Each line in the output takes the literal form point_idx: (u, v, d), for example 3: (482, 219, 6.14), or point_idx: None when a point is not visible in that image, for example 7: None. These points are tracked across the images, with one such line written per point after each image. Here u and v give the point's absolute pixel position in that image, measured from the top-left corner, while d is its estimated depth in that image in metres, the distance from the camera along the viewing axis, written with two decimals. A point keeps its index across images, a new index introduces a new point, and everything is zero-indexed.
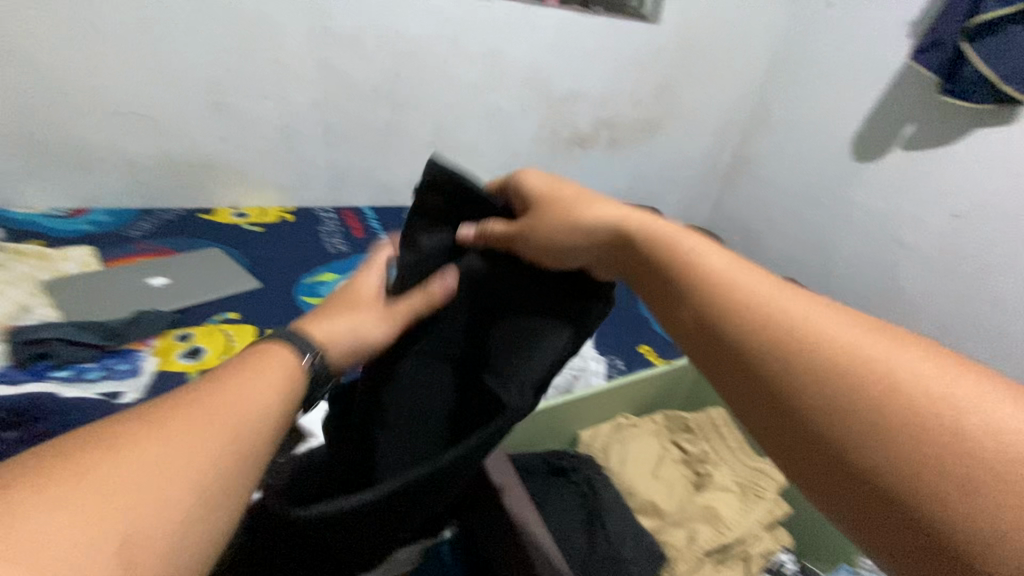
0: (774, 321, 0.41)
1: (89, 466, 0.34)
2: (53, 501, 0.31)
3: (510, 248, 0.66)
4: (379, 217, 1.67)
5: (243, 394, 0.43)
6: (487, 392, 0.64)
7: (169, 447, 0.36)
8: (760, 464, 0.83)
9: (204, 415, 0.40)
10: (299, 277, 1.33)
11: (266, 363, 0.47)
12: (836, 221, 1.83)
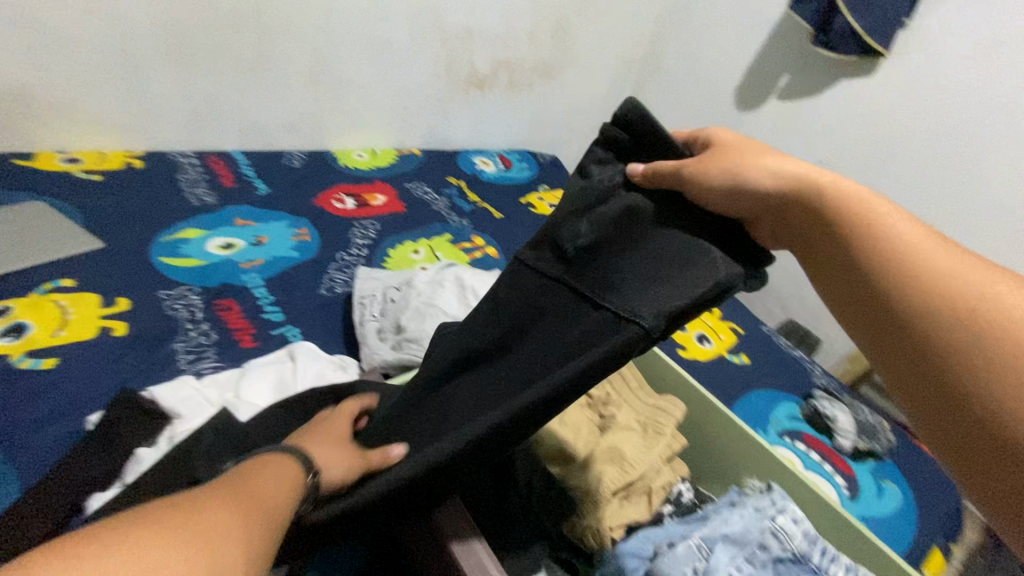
0: (895, 250, 0.47)
1: (155, 525, 0.35)
2: (121, 574, 0.31)
3: (631, 204, 0.58)
4: (253, 163, 1.46)
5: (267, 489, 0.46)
6: (564, 340, 0.55)
7: (220, 518, 0.39)
8: (659, 401, 0.83)
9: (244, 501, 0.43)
10: (154, 234, 1.14)
11: (285, 466, 0.51)
12: None
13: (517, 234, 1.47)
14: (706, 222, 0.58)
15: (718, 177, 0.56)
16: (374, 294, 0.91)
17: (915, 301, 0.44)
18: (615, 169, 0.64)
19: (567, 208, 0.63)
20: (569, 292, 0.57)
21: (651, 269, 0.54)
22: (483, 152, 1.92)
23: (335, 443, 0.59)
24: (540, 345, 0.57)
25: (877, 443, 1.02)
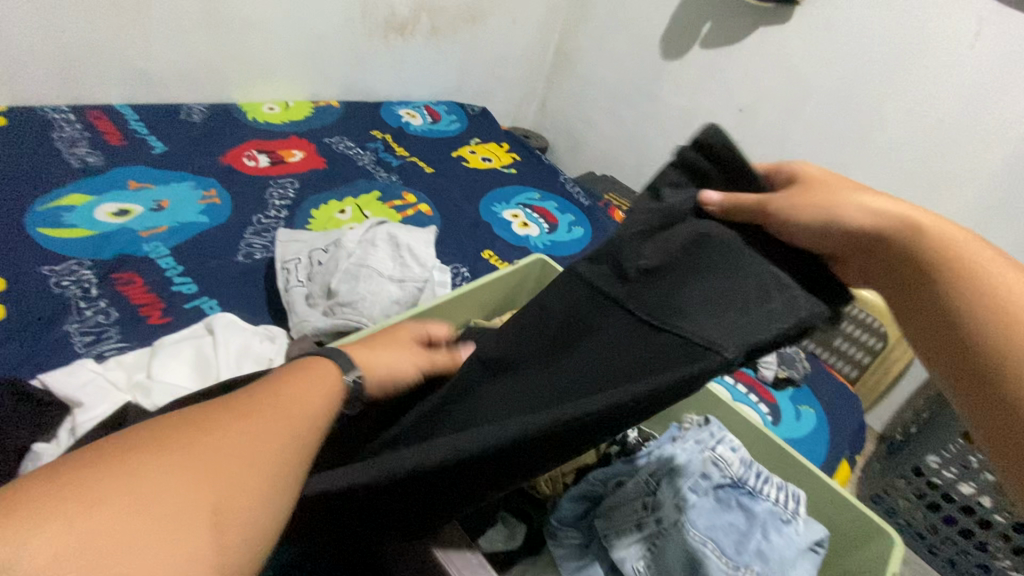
0: (956, 262, 0.46)
1: (132, 460, 0.34)
2: (105, 504, 0.31)
3: (704, 229, 0.49)
4: (143, 118, 1.29)
5: (309, 402, 0.45)
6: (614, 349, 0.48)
7: (231, 449, 0.38)
8: None
9: (264, 416, 0.41)
10: (27, 202, 0.98)
11: (318, 377, 0.48)
12: (648, 117, 1.91)
13: (451, 190, 1.42)
14: (791, 260, 0.50)
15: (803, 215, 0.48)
16: (299, 257, 0.85)
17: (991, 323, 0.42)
18: (692, 192, 0.53)
19: (632, 225, 0.52)
20: (624, 313, 0.48)
21: (715, 293, 0.46)
22: (409, 103, 1.81)
23: (395, 343, 0.60)
24: (586, 358, 0.49)
25: (796, 371, 1.10)
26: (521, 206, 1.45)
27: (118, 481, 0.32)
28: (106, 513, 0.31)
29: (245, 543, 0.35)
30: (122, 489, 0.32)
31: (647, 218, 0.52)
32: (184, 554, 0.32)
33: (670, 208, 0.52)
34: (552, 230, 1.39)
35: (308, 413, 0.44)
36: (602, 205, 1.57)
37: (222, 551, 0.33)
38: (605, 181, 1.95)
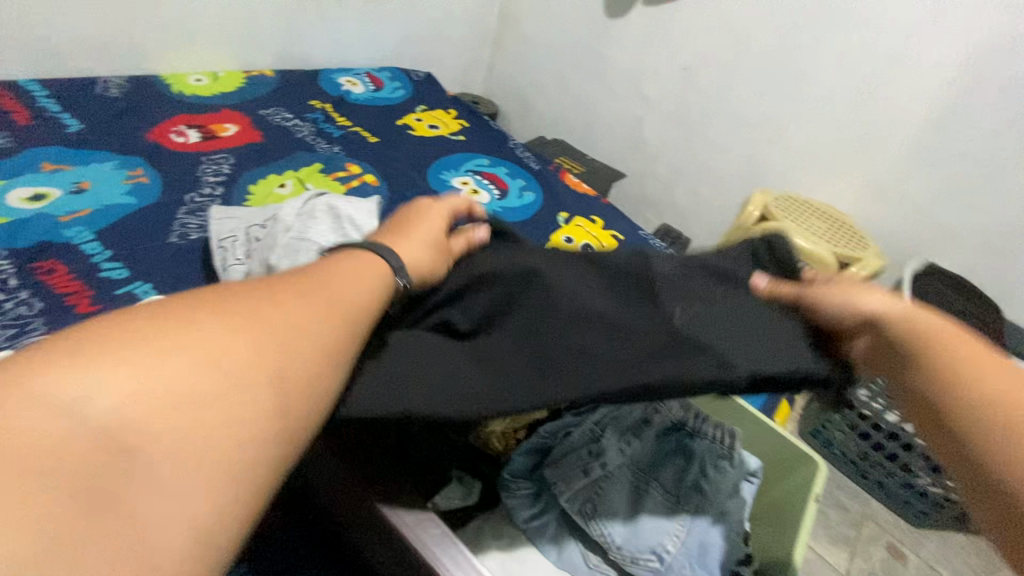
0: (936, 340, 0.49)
1: (154, 339, 0.36)
2: (116, 373, 0.33)
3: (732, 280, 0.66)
4: (53, 94, 1.18)
5: (341, 304, 0.46)
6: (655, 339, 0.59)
7: (254, 342, 0.39)
8: None
9: (294, 316, 0.42)
10: None
11: (345, 272, 0.50)
12: (595, 78, 1.89)
13: (397, 159, 1.38)
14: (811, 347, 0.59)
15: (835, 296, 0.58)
16: (235, 235, 0.82)
17: (987, 424, 0.41)
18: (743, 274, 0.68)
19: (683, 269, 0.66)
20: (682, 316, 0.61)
21: (747, 326, 0.60)
22: (349, 71, 1.73)
23: (425, 234, 0.62)
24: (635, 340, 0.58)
25: None
26: (471, 173, 1.44)
27: (145, 357, 0.34)
28: (121, 380, 0.33)
29: (228, 470, 0.34)
30: (111, 377, 0.33)
31: (704, 263, 0.68)
32: (185, 434, 0.33)
33: (734, 271, 0.67)
34: (502, 197, 1.39)
35: (349, 305, 0.47)
36: (553, 169, 1.57)
37: (226, 452, 0.34)
38: (555, 145, 1.94)
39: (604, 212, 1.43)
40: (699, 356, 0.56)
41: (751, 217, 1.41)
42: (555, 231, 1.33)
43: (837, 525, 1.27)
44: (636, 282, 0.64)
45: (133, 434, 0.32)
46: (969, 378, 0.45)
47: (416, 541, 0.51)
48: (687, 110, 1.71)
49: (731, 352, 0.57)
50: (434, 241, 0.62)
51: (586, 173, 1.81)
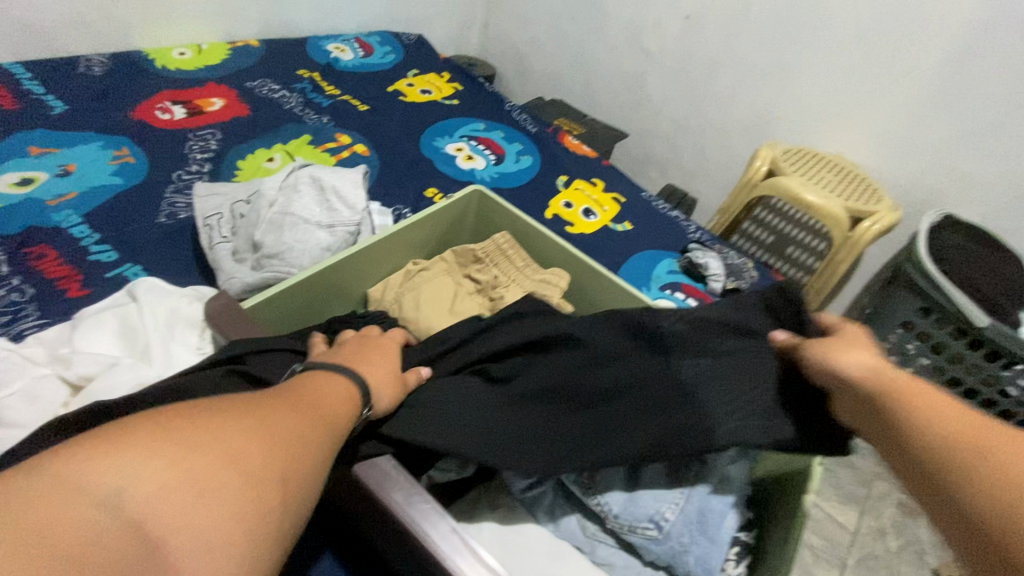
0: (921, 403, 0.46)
1: (162, 441, 0.35)
2: (119, 475, 0.32)
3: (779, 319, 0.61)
4: (34, 75, 1.16)
5: (327, 411, 0.46)
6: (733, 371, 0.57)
7: (255, 447, 0.38)
8: (545, 274, 0.79)
9: (286, 421, 0.42)
10: None
11: (326, 391, 0.48)
12: (594, 33, 1.80)
13: (388, 128, 1.34)
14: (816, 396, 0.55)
15: (820, 356, 0.53)
16: (220, 211, 0.80)
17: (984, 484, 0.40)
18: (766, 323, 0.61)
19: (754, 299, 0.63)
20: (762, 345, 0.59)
21: (752, 377, 0.56)
22: (336, 37, 1.67)
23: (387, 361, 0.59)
24: (718, 376, 0.57)
25: (744, 281, 1.11)
26: (465, 139, 1.39)
27: (162, 454, 0.34)
28: (124, 476, 0.32)
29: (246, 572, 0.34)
30: (140, 479, 0.32)
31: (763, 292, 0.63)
32: (198, 536, 0.33)
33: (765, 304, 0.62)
34: (498, 162, 1.34)
35: (335, 414, 0.47)
36: (551, 130, 1.51)
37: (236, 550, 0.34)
38: (554, 105, 1.87)
39: (605, 174, 1.38)
40: (687, 410, 0.55)
41: (760, 172, 1.35)
42: (554, 195, 1.29)
43: (846, 483, 1.27)
44: (708, 312, 0.61)
45: (148, 526, 0.31)
46: (977, 442, 0.42)
47: (404, 515, 0.50)
48: (690, 63, 1.63)
49: (720, 409, 0.54)
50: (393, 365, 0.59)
51: (587, 134, 1.75)
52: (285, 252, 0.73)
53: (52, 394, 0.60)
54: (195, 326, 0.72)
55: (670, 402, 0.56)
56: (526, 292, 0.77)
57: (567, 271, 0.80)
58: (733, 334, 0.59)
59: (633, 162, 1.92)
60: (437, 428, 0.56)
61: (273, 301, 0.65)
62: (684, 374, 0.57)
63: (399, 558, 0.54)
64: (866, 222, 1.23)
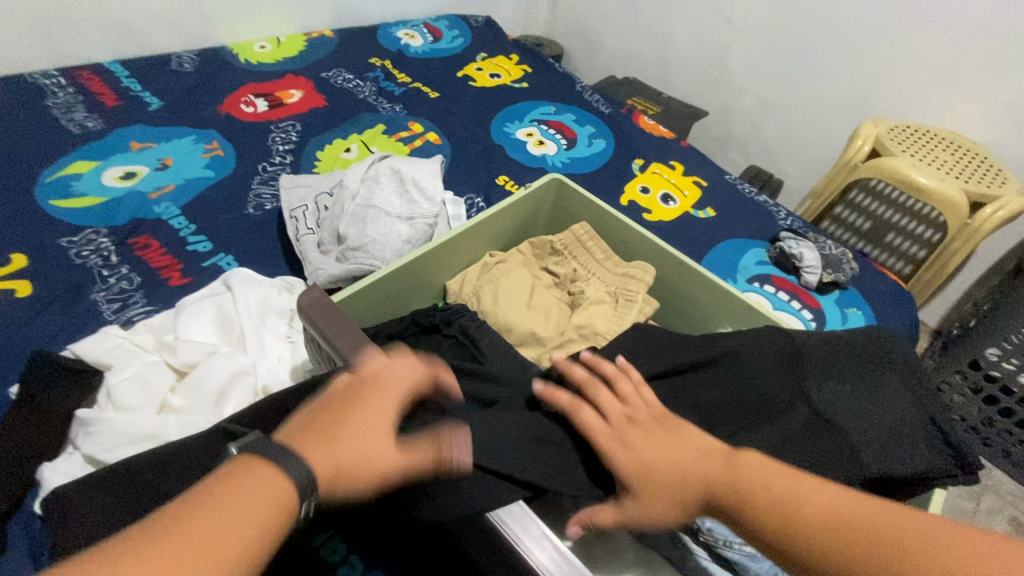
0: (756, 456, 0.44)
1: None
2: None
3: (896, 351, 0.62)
4: (134, 74, 1.23)
5: (252, 506, 0.34)
6: (872, 404, 0.56)
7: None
8: (628, 267, 0.74)
9: (180, 545, 0.31)
10: (34, 173, 0.97)
11: (251, 488, 0.34)
12: (670, 6, 1.70)
13: (459, 114, 1.33)
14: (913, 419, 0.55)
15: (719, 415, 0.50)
16: (305, 203, 0.82)
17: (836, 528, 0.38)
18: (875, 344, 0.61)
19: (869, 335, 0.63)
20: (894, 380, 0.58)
21: (879, 409, 0.56)
22: (406, 23, 1.67)
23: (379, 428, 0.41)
24: (860, 405, 0.56)
25: (842, 274, 1.02)
26: (535, 123, 1.36)
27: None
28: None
29: None
30: None
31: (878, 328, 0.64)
32: None
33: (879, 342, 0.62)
34: (570, 146, 1.30)
35: (262, 518, 0.34)
36: (625, 111, 1.44)
37: None
38: (626, 84, 1.79)
39: (683, 156, 1.31)
40: (838, 442, 0.53)
41: (862, 152, 1.22)
42: (629, 180, 1.23)
43: (951, 497, 1.15)
44: (840, 344, 0.61)
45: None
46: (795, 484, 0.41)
47: (492, 518, 0.48)
48: (779, 33, 1.50)
49: (862, 439, 0.53)
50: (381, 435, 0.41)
51: (661, 113, 1.66)
52: (365, 245, 0.73)
53: (161, 380, 0.64)
54: (283, 315, 0.75)
55: (821, 438, 0.54)
56: (607, 286, 0.72)
57: (651, 264, 0.74)
58: (860, 366, 0.59)
59: (710, 142, 1.81)
60: (555, 462, 0.50)
61: (358, 295, 0.66)
62: (822, 402, 0.56)
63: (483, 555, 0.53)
64: (987, 209, 1.09)
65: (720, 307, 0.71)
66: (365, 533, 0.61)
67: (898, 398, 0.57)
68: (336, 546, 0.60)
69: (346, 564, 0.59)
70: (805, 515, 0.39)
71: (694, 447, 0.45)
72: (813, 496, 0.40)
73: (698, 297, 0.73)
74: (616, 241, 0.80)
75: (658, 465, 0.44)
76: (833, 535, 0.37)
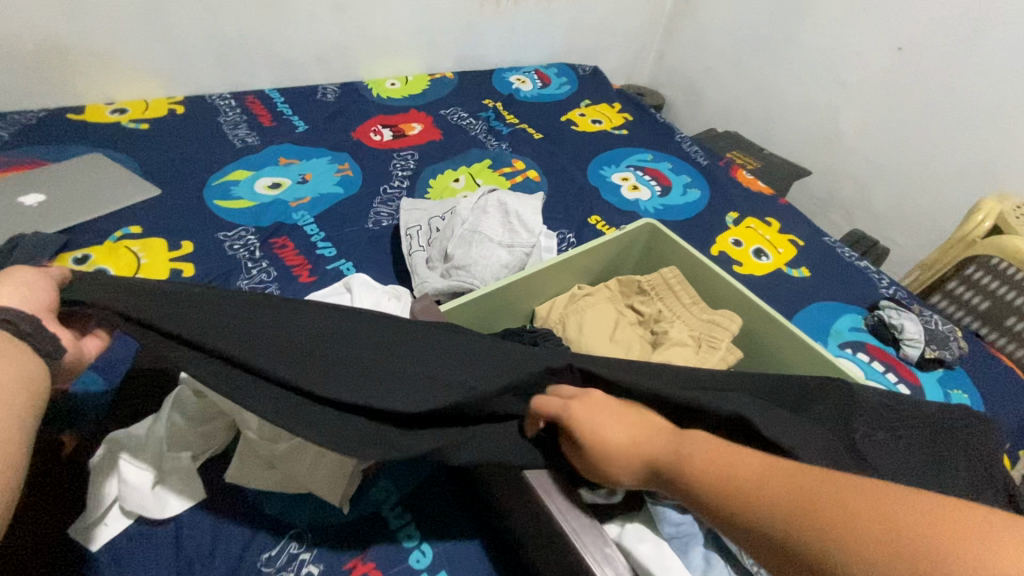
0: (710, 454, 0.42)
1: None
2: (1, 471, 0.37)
3: (975, 435, 0.64)
4: (289, 101, 1.45)
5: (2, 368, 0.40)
6: (922, 467, 0.60)
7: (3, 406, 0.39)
8: (714, 314, 0.76)
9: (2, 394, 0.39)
10: (205, 178, 1.17)
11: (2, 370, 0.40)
12: (782, 65, 1.71)
13: (560, 155, 1.42)
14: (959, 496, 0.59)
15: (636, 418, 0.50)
16: (419, 224, 0.92)
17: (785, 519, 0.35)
18: (956, 422, 0.64)
19: (942, 409, 0.66)
20: (953, 457, 0.61)
21: (922, 468, 0.60)
22: (519, 69, 1.81)
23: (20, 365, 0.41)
24: (904, 461, 0.60)
25: (948, 352, 0.96)
26: (631, 168, 1.41)
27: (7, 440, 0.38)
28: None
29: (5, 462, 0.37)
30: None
31: (964, 410, 0.66)
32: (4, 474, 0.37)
33: (954, 424, 0.64)
34: (664, 194, 1.34)
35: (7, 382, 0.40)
36: (722, 165, 1.47)
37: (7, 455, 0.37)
38: (726, 138, 1.81)
39: (780, 213, 1.30)
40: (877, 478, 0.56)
41: (981, 228, 1.17)
42: (722, 232, 1.25)
43: None
44: (914, 412, 0.64)
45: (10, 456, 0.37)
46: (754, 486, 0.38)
47: (565, 525, 0.53)
48: (899, 97, 1.46)
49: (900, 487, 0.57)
50: (21, 351, 0.42)
51: (760, 169, 1.65)
52: (468, 265, 0.82)
53: None
54: None
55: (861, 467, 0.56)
56: (690, 330, 0.75)
57: (739, 315, 0.76)
58: (923, 431, 0.63)
59: (810, 202, 1.77)
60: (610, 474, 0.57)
61: (460, 309, 0.74)
62: (872, 448, 0.59)
63: (541, 551, 0.58)
64: None
65: (807, 362, 0.72)
66: (428, 505, 0.69)
67: (949, 467, 0.61)
68: (411, 533, 0.66)
69: (417, 551, 0.65)
70: (817, 506, 0.34)
71: (648, 434, 0.48)
72: (773, 480, 0.37)
73: (783, 349, 0.74)
74: (707, 289, 0.82)
75: (610, 437, 0.49)
76: (805, 509, 0.34)
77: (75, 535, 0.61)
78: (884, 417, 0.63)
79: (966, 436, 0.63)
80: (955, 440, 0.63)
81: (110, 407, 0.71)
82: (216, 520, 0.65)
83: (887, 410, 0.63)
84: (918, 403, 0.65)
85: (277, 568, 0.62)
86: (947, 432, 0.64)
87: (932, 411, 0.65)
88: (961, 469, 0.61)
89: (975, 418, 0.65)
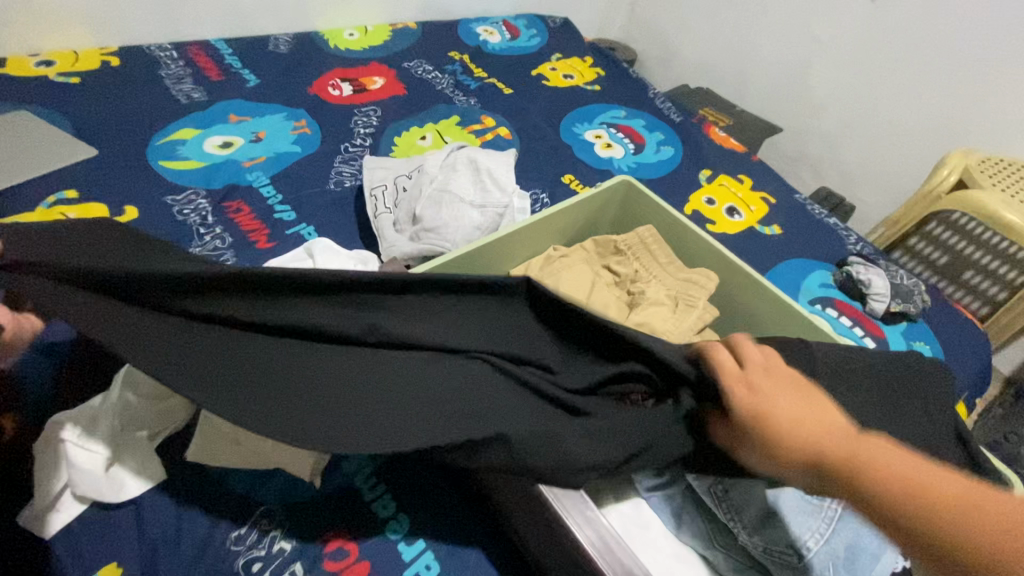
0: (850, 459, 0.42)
1: None
2: None
3: (936, 381, 0.66)
4: (236, 52, 1.33)
5: None
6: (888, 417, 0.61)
7: None
8: (691, 274, 0.75)
9: None
10: (148, 137, 1.07)
11: None
12: (756, 18, 1.67)
13: (531, 112, 1.36)
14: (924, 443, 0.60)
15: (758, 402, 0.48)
16: (385, 184, 0.87)
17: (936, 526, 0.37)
18: (917, 370, 0.66)
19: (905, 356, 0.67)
20: (918, 405, 0.63)
21: (889, 416, 0.61)
22: (486, 19, 1.71)
23: None
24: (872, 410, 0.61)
25: (912, 306, 0.98)
26: (604, 125, 1.37)
27: None
28: None
29: None
30: None
31: (927, 359, 0.67)
32: None
33: (917, 373, 0.66)
34: (637, 151, 1.31)
35: None
36: (696, 122, 1.44)
37: None
38: (698, 94, 1.77)
39: (753, 171, 1.29)
40: None
41: (946, 183, 1.19)
42: (696, 190, 1.23)
43: None
44: (880, 362, 0.65)
45: None
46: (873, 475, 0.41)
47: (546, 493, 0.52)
48: (871, 53, 1.44)
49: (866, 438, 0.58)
50: None
51: (734, 126, 1.63)
52: (438, 227, 0.78)
53: None
54: None
55: None
56: (667, 289, 0.73)
57: (715, 274, 0.75)
58: (889, 380, 0.64)
59: (780, 159, 1.77)
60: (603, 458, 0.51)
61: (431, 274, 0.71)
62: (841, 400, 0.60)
63: (520, 516, 0.58)
64: None
65: (782, 319, 0.72)
66: (403, 475, 0.67)
67: (913, 413, 0.62)
68: (386, 503, 0.65)
69: (394, 521, 0.64)
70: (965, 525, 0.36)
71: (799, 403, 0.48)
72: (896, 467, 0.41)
73: (758, 305, 0.74)
74: (683, 250, 0.81)
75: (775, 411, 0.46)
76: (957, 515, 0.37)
77: (25, 523, 0.57)
78: (853, 369, 0.63)
79: (927, 383, 0.65)
80: (917, 387, 0.65)
81: (59, 386, 0.66)
82: (181, 503, 0.61)
83: (856, 358, 0.64)
84: (883, 352, 0.67)
85: (248, 546, 0.60)
86: (910, 379, 0.65)
87: (896, 359, 0.66)
88: (924, 416, 0.62)
89: (935, 364, 0.67)
